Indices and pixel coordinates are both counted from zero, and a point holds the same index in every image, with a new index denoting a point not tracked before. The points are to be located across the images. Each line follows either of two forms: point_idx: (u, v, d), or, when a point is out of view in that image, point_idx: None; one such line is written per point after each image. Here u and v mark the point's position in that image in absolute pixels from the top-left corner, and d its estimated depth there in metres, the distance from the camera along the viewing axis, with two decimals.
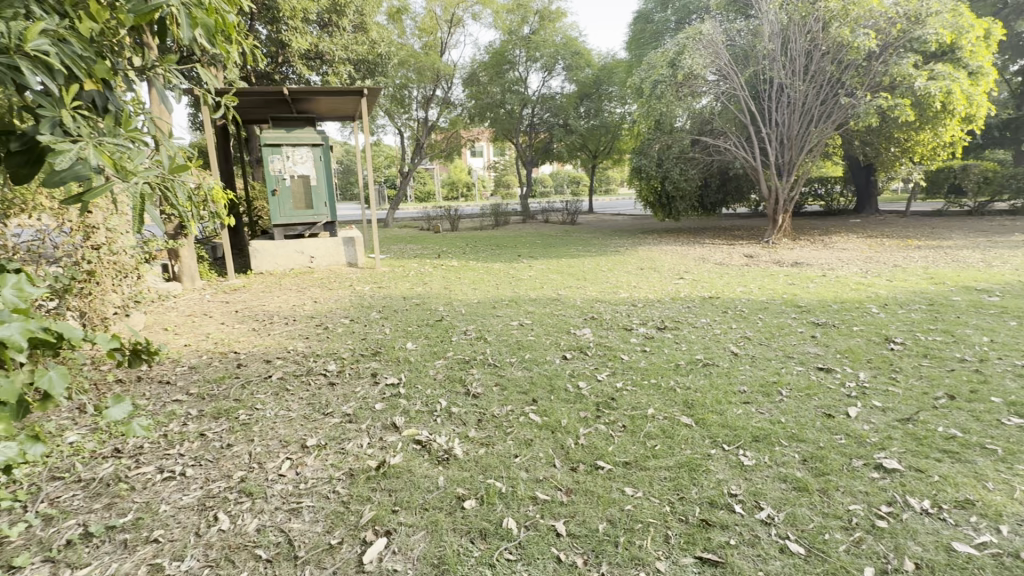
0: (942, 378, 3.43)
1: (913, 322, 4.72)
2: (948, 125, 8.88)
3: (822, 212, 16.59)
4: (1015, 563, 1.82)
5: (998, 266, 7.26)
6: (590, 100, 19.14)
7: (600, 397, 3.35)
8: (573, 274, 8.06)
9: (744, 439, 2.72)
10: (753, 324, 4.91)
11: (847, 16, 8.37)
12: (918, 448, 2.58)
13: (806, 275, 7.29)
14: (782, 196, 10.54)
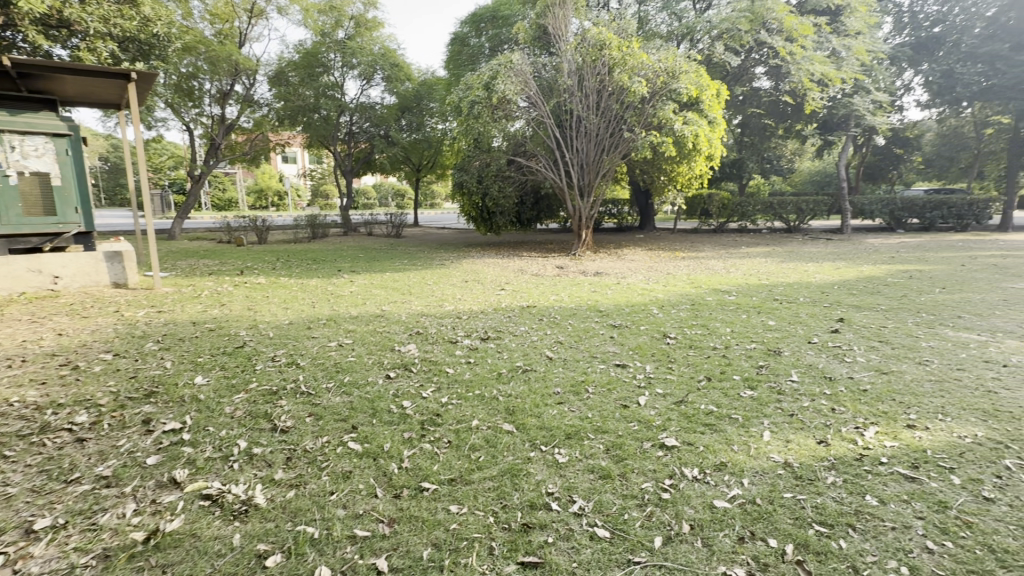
0: (702, 364, 4.23)
1: (682, 319, 5.76)
2: (697, 161, 11.14)
3: (616, 228, 19.35)
4: (754, 508, 2.29)
5: (734, 272, 9.38)
6: (411, 114, 19.07)
7: (425, 414, 3.27)
8: (398, 289, 7.85)
9: (558, 439, 2.93)
10: (565, 329, 5.41)
11: (625, 65, 9.95)
12: (689, 425, 3.11)
13: (604, 283, 8.38)
14: (585, 215, 11.94)
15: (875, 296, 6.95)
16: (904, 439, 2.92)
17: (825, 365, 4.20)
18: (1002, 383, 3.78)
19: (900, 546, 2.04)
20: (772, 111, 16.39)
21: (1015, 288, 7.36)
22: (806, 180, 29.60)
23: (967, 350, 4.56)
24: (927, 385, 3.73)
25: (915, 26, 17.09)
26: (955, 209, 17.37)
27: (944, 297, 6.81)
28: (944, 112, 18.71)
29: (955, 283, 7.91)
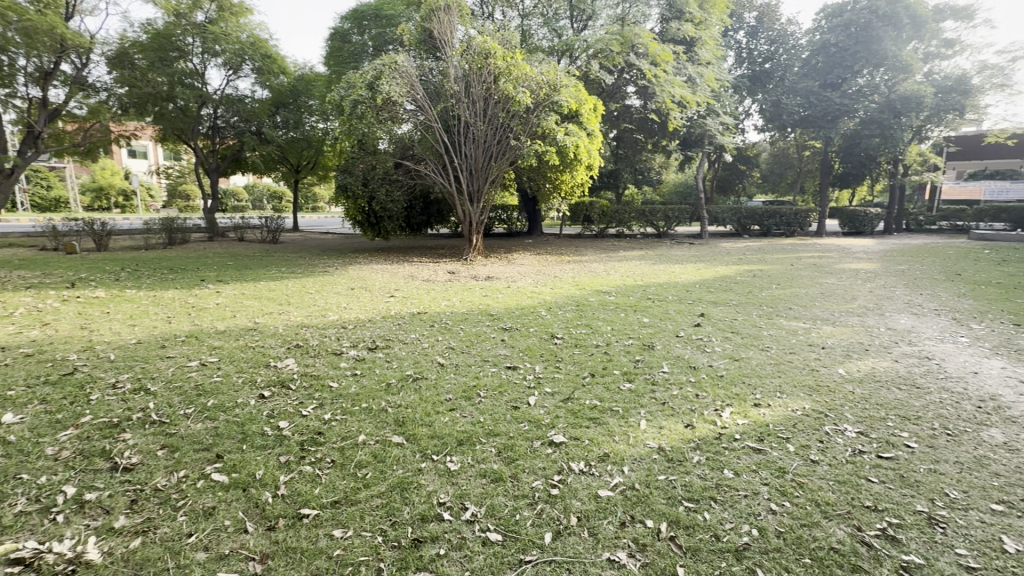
0: (586, 361, 4.47)
1: (568, 320, 6.05)
2: (579, 170, 11.83)
3: (506, 234, 19.79)
4: (633, 493, 2.46)
5: (614, 274, 10.12)
6: (286, 110, 17.70)
7: (305, 434, 3.01)
8: (274, 299, 7.19)
9: (450, 446, 2.88)
10: (456, 335, 5.36)
11: (510, 75, 10.22)
12: (575, 420, 3.27)
13: (495, 287, 8.51)
14: (475, 220, 12.01)
15: (727, 293, 7.95)
16: (752, 416, 3.36)
17: (690, 355, 4.68)
18: (821, 362, 4.55)
19: (751, 510, 2.32)
20: (642, 127, 17.99)
21: (828, 283, 8.92)
22: (672, 191, 33.06)
23: (796, 336, 5.41)
24: (768, 368, 4.36)
25: (752, 61, 20.71)
26: (785, 219, 20.64)
27: (779, 292, 8.02)
28: (775, 136, 22.09)
29: (786, 280, 9.36)
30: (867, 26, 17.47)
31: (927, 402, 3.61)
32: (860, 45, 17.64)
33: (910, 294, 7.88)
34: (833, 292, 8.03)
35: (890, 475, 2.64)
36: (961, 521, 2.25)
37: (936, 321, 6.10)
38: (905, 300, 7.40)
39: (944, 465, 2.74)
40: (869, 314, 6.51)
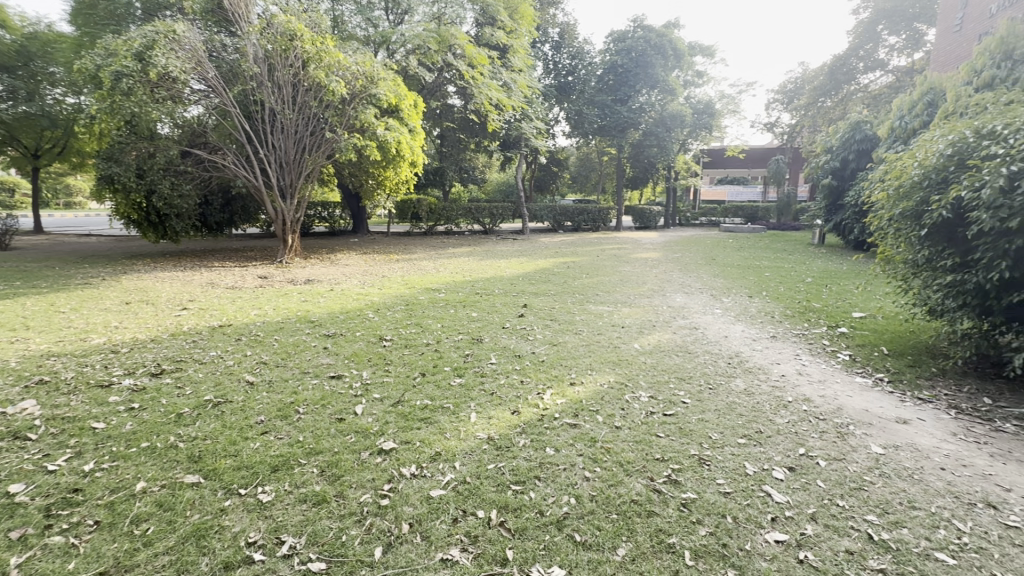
0: (416, 361, 4.40)
1: (397, 320, 5.89)
2: (402, 166, 11.59)
3: (328, 233, 18.42)
4: (464, 487, 2.49)
5: (443, 271, 10.22)
6: (11, 76, 13.62)
7: (53, 496, 2.33)
8: (3, 324, 5.44)
9: (261, 476, 2.54)
10: (269, 347, 4.76)
11: (321, 61, 9.45)
12: (405, 423, 3.18)
13: (316, 290, 7.84)
14: (289, 218, 10.86)
15: (546, 284, 8.67)
16: (569, 394, 3.71)
17: (514, 345, 4.96)
18: (622, 339, 5.25)
19: (568, 481, 2.56)
20: (464, 127, 18.48)
21: (625, 271, 10.38)
22: (496, 190, 34.64)
23: (602, 318, 6.16)
24: (581, 349, 4.88)
25: (558, 72, 21.92)
26: (591, 216, 23.43)
27: (588, 281, 9.04)
28: (580, 142, 24.77)
29: (594, 269, 10.61)
30: (643, 52, 20.73)
31: (696, 364, 4.45)
32: (639, 68, 20.87)
33: (683, 277, 9.64)
34: (629, 278, 9.37)
35: (673, 428, 3.17)
36: (720, 456, 2.83)
37: (700, 298, 7.57)
38: (680, 282, 9.03)
39: (708, 414, 3.41)
40: (654, 295, 7.77)
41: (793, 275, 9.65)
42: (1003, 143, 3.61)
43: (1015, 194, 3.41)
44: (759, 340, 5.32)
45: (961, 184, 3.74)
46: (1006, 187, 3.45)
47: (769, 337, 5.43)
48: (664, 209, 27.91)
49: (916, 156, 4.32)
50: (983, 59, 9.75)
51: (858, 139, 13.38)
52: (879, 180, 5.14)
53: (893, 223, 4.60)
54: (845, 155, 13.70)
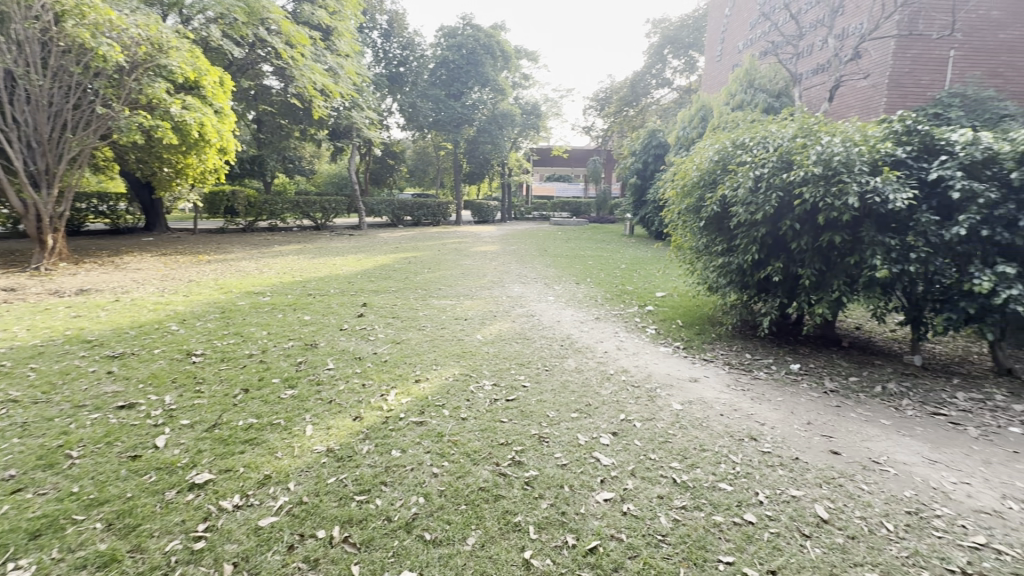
0: (237, 376, 3.85)
1: (209, 331, 5.07)
2: (208, 153, 10.02)
3: (109, 232, 15.02)
4: (301, 509, 2.27)
5: (268, 272, 9.15)
6: None
7: None
8: None
9: (14, 547, 1.96)
10: (20, 380, 3.68)
11: (84, 18, 7.56)
12: (225, 449, 2.77)
13: (93, 302, 6.33)
14: (47, 213, 8.55)
15: (386, 281, 8.35)
16: (414, 392, 3.64)
17: (354, 347, 4.69)
18: (465, 331, 5.35)
19: (416, 482, 2.50)
20: (285, 112, 16.72)
21: (466, 264, 10.56)
22: (327, 182, 32.21)
23: (445, 313, 6.18)
24: (425, 345, 4.83)
25: (388, 61, 21.42)
26: (430, 210, 23.35)
27: (430, 275, 8.99)
28: (415, 135, 24.37)
29: (435, 264, 10.58)
30: (472, 51, 21.27)
31: (534, 349, 4.75)
32: (469, 67, 21.31)
33: (519, 268, 10.19)
34: (470, 272, 9.58)
35: (515, 412, 3.34)
36: (556, 432, 3.07)
37: (536, 287, 8.09)
38: (517, 273, 9.52)
39: (545, 394, 3.67)
40: (494, 287, 8.09)
41: (610, 262, 10.95)
42: (751, 152, 4.59)
43: (759, 193, 4.35)
44: (586, 322, 5.91)
45: (727, 184, 4.63)
46: (754, 187, 4.38)
47: (594, 319, 6.08)
48: (500, 204, 29.18)
49: (695, 160, 5.22)
50: (735, 86, 12.25)
51: (655, 145, 15.81)
52: (670, 181, 6.09)
53: (682, 216, 5.50)
54: (645, 158, 15.98)
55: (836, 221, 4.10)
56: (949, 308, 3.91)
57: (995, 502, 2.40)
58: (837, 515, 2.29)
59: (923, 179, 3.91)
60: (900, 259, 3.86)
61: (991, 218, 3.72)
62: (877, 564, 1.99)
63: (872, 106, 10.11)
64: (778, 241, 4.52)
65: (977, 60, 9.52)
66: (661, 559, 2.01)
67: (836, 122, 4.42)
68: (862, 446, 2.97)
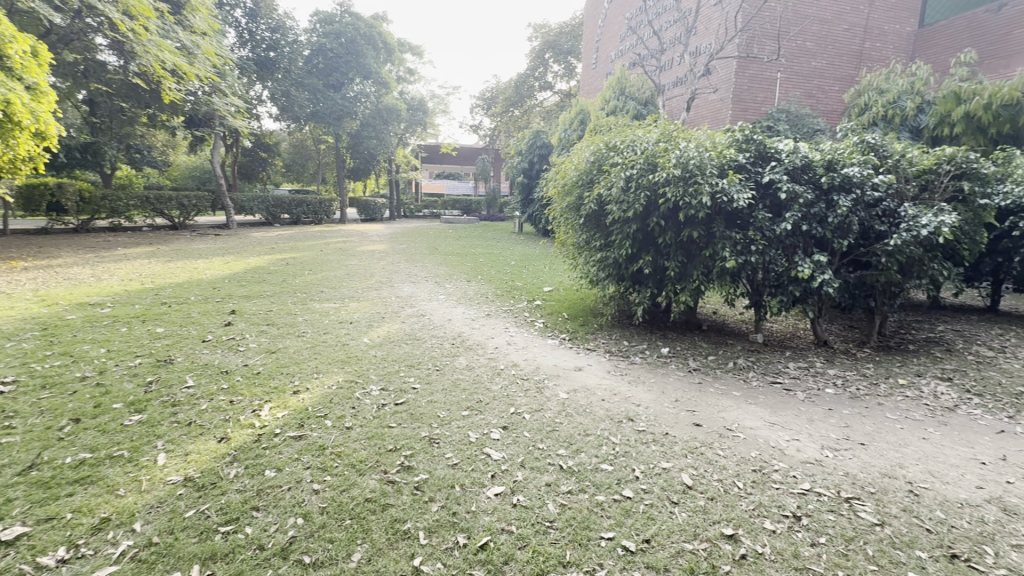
0: (65, 405, 3.23)
1: (25, 353, 4.18)
2: (18, 137, 8.27)
3: None
4: (151, 551, 1.97)
5: (108, 278, 7.81)
6: None
7: None
8: None
9: None
10: None
11: None
12: (46, 494, 2.30)
13: None
14: None
15: (260, 285, 7.60)
16: (291, 405, 3.35)
17: (221, 360, 4.19)
18: (351, 335, 5.08)
19: (294, 502, 2.31)
20: (126, 94, 14.40)
21: (351, 264, 10.03)
22: (184, 175, 28.48)
23: (328, 317, 5.80)
24: (304, 352, 4.48)
25: (256, 44, 18.36)
26: (311, 207, 21.80)
27: (310, 277, 8.38)
28: (291, 127, 22.54)
29: (316, 265, 9.89)
30: (352, 40, 20.32)
31: (424, 350, 4.66)
32: (350, 56, 20.41)
33: (408, 267, 9.93)
34: (356, 272, 9.11)
35: (404, 416, 3.24)
36: (448, 432, 3.03)
37: (426, 286, 7.95)
38: (406, 272, 9.27)
39: (435, 394, 3.61)
40: (382, 287, 7.79)
41: (500, 259, 11.15)
42: (622, 154, 4.95)
43: (630, 192, 4.71)
44: (477, 319, 5.95)
45: (602, 184, 4.95)
46: (625, 187, 4.73)
47: (484, 315, 6.13)
48: (388, 201, 28.23)
49: (574, 161, 5.49)
50: (609, 92, 13.17)
51: (540, 146, 16.40)
52: (552, 180, 6.35)
53: (564, 214, 5.77)
54: (531, 158, 16.53)
55: (694, 218, 4.58)
56: (781, 292, 4.60)
57: (816, 453, 2.87)
58: (699, 480, 2.57)
59: (758, 182, 4.53)
60: (743, 251, 4.44)
61: (808, 215, 4.44)
62: (730, 520, 2.26)
63: (720, 117, 11.53)
64: (648, 237, 4.94)
65: (797, 82, 11.29)
66: (548, 545, 2.08)
67: (691, 129, 4.95)
68: (718, 416, 3.36)
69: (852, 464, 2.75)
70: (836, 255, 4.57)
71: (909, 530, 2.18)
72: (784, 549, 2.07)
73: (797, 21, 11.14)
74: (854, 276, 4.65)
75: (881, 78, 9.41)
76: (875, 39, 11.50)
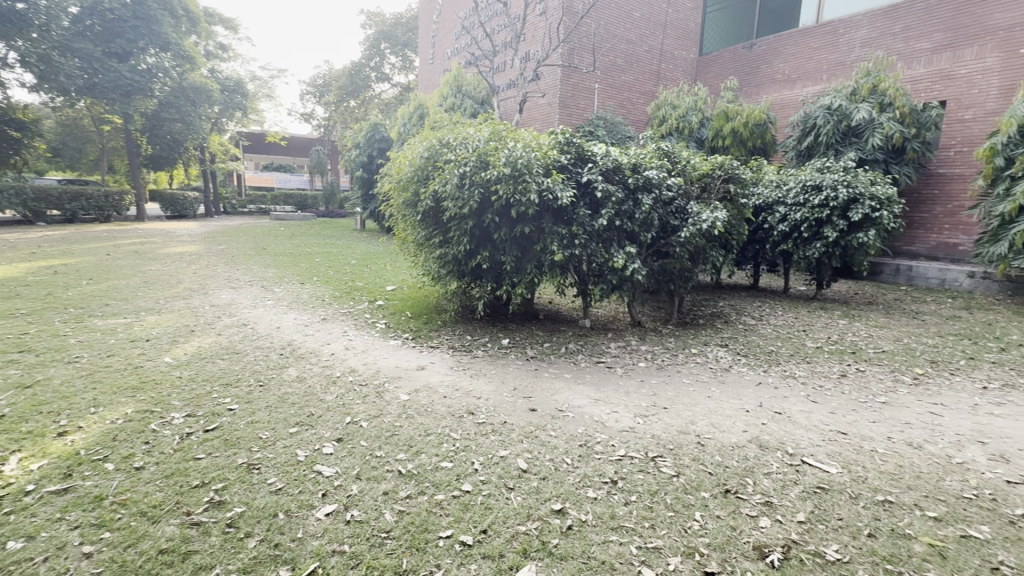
0: None
1: None
2: None
3: None
4: None
5: None
6: None
7: None
8: None
9: None
10: None
11: None
12: None
13: None
14: None
15: (11, 301, 5.92)
16: (55, 451, 2.66)
17: None
18: (147, 355, 4.24)
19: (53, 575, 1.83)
20: None
21: (151, 270, 8.41)
22: None
23: (115, 335, 4.76)
24: (77, 382, 3.60)
25: None
26: (94, 201, 17.76)
27: (92, 288, 6.81)
28: (55, 100, 17.95)
29: (100, 272, 8.07)
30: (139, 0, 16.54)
31: (245, 364, 4.12)
32: (138, 21, 16.56)
33: (228, 271, 8.70)
34: (157, 279, 7.68)
35: (216, 443, 2.81)
36: (271, 455, 2.71)
37: (250, 291, 7.06)
38: (225, 277, 8.10)
39: (258, 413, 3.22)
40: (193, 295, 6.68)
41: (339, 259, 10.43)
42: (455, 151, 4.99)
43: (464, 189, 4.77)
44: (311, 325, 5.47)
45: (437, 180, 4.93)
46: (460, 184, 4.79)
47: (320, 320, 5.67)
48: (203, 195, 24.46)
49: (408, 156, 5.38)
50: (446, 89, 13.31)
51: (378, 139, 15.72)
52: (387, 176, 6.14)
53: (402, 210, 5.64)
54: (370, 152, 15.80)
55: (525, 215, 4.85)
56: (602, 280, 5.14)
57: (630, 421, 3.26)
58: (533, 462, 2.72)
59: (579, 181, 4.97)
60: (569, 244, 4.85)
61: (620, 212, 5.02)
62: (559, 495, 2.43)
63: (549, 120, 12.42)
64: (484, 234, 5.08)
65: (611, 93, 12.72)
66: (384, 557, 1.99)
67: (519, 130, 5.19)
68: (551, 399, 3.61)
69: (658, 426, 3.20)
70: (643, 246, 5.25)
71: (697, 475, 2.61)
72: (603, 513, 2.30)
73: (609, 38, 12.51)
74: (658, 264, 5.41)
75: (673, 95, 11.00)
76: (668, 62, 13.53)
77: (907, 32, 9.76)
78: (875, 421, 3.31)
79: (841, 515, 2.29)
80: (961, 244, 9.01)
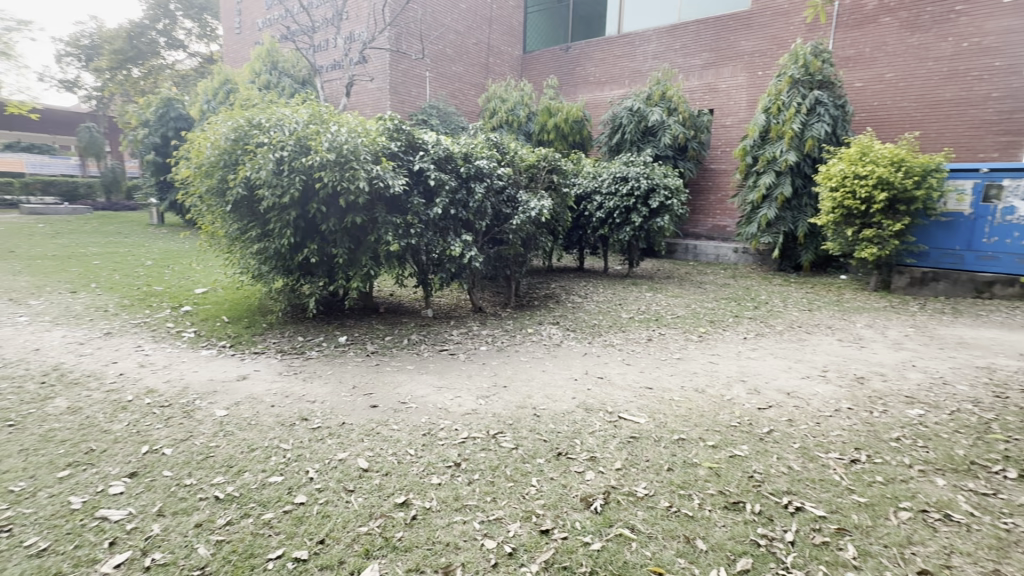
0: None
1: None
2: None
3: None
4: None
5: None
6: None
7: None
8: None
9: None
10: None
11: None
12: None
13: None
14: None
15: None
16: None
17: None
18: None
19: None
20: None
21: None
22: None
23: None
24: None
25: None
26: None
27: None
28: None
29: None
30: None
31: None
32: None
33: None
34: None
35: None
36: (29, 510, 2.14)
37: None
38: None
39: (7, 461, 2.50)
40: None
41: (128, 260, 8.58)
42: (267, 133, 4.48)
43: (283, 175, 4.33)
44: (88, 343, 4.42)
45: (248, 165, 4.38)
46: (277, 171, 4.33)
47: (101, 336, 4.61)
48: None
49: (209, 136, 4.66)
50: (258, 64, 11.84)
51: (174, 117, 13.27)
52: (184, 161, 5.24)
53: (206, 200, 4.88)
54: (164, 132, 13.29)
55: (355, 204, 4.59)
56: (441, 269, 5.17)
57: (472, 403, 3.37)
58: (374, 460, 2.62)
59: (411, 169, 4.88)
60: (404, 234, 4.75)
61: (454, 200, 5.07)
62: (403, 487, 2.40)
63: (380, 106, 11.93)
64: (310, 225, 4.68)
65: (443, 83, 12.74)
66: None
67: (342, 113, 4.86)
68: (393, 393, 3.52)
69: (498, 404, 3.36)
70: (479, 234, 5.40)
71: (533, 445, 2.81)
72: (447, 496, 2.33)
73: (436, 27, 12.46)
74: (493, 251, 5.62)
75: (501, 89, 11.43)
76: (496, 56, 14.05)
77: (685, 50, 11.68)
78: (672, 375, 3.96)
79: (648, 457, 2.69)
80: (728, 226, 11.21)
